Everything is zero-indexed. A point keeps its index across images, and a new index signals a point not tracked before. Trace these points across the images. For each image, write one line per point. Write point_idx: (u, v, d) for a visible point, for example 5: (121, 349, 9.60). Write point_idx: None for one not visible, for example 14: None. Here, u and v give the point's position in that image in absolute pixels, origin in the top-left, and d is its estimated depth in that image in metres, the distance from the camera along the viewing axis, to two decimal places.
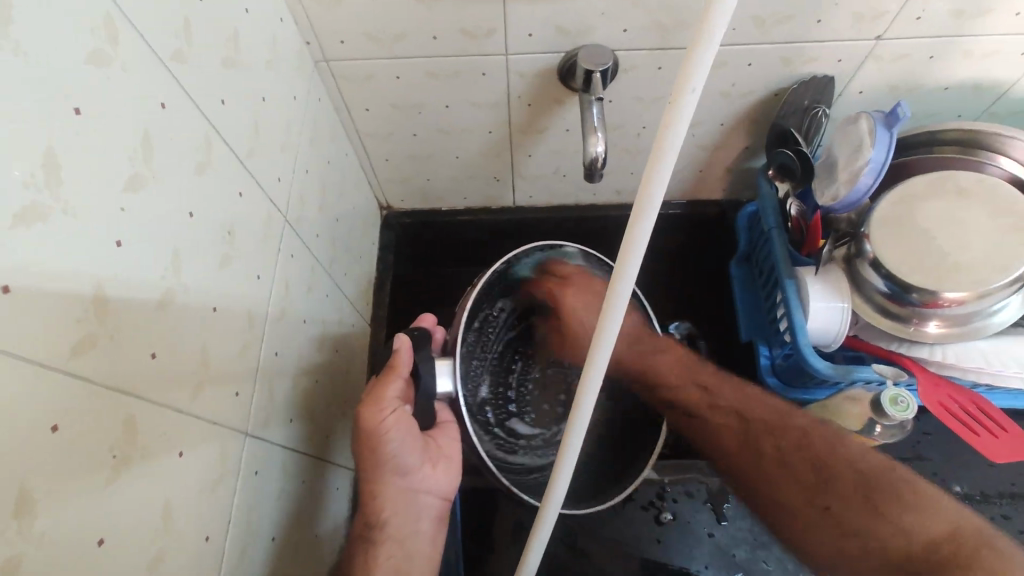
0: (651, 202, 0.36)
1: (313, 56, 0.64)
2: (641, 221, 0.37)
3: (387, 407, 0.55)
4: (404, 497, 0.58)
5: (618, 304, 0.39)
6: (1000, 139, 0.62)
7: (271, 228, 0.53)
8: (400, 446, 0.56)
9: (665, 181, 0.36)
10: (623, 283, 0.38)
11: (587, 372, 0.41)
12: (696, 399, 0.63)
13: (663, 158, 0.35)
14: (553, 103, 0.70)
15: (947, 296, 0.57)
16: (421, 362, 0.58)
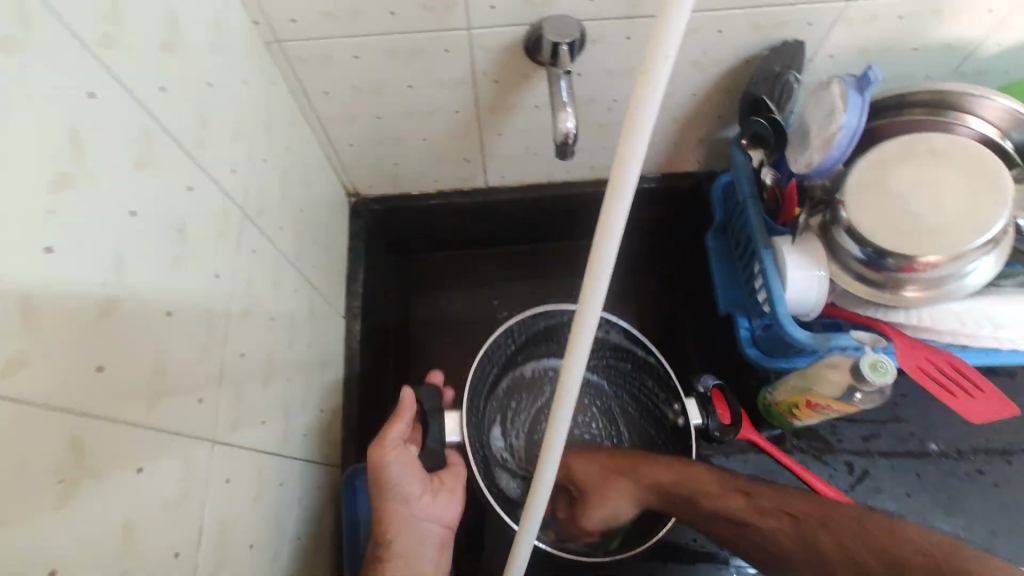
0: (627, 179, 0.36)
1: (263, 38, 0.60)
2: (616, 201, 0.36)
3: (391, 444, 0.64)
4: (411, 527, 0.64)
5: (599, 285, 0.39)
6: (970, 99, 0.61)
7: (228, 223, 0.50)
8: (403, 481, 0.64)
9: (640, 159, 0.36)
10: (602, 263, 0.38)
11: (569, 357, 0.41)
12: (741, 508, 0.59)
13: (636, 133, 0.35)
14: (521, 79, 0.68)
15: (923, 259, 0.57)
16: (430, 414, 0.68)
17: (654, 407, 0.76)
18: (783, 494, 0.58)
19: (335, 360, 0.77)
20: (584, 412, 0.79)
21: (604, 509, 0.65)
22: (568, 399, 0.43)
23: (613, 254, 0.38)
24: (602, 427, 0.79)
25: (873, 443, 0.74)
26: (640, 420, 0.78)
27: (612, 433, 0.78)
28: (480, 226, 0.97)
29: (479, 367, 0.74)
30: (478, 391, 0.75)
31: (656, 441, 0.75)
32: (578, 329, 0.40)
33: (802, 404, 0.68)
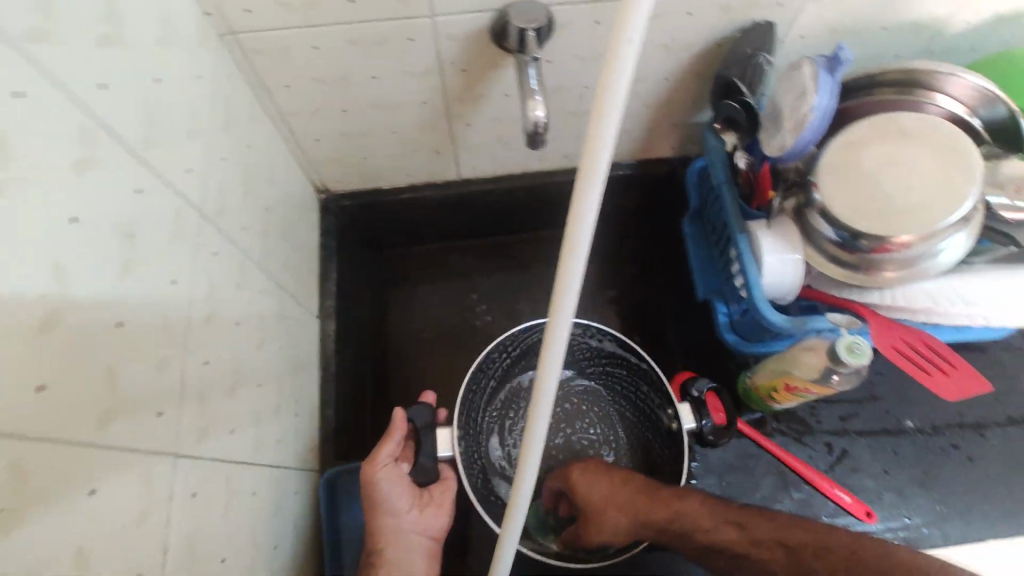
0: (596, 167, 0.35)
1: (216, 29, 0.57)
2: (587, 190, 0.35)
3: (382, 463, 0.64)
4: (400, 539, 0.65)
5: (573, 280, 0.37)
6: (937, 77, 0.61)
7: (184, 226, 0.47)
8: (393, 497, 0.64)
9: (611, 144, 0.34)
10: (575, 257, 0.36)
11: (545, 360, 0.39)
12: (736, 541, 0.57)
13: (604, 119, 0.34)
14: (489, 67, 0.66)
15: (897, 239, 0.57)
16: (421, 431, 0.67)
17: (649, 412, 0.75)
18: (778, 521, 0.57)
19: (310, 361, 0.75)
20: (583, 418, 0.80)
21: (609, 535, 0.61)
22: (546, 401, 0.41)
23: (586, 246, 0.36)
24: (601, 433, 0.79)
25: (850, 422, 0.75)
26: (637, 425, 0.78)
27: (609, 438, 0.79)
28: (455, 218, 0.95)
29: (472, 381, 0.73)
30: (473, 403, 0.74)
31: (651, 446, 0.75)
32: (552, 325, 0.38)
33: (780, 387, 0.68)
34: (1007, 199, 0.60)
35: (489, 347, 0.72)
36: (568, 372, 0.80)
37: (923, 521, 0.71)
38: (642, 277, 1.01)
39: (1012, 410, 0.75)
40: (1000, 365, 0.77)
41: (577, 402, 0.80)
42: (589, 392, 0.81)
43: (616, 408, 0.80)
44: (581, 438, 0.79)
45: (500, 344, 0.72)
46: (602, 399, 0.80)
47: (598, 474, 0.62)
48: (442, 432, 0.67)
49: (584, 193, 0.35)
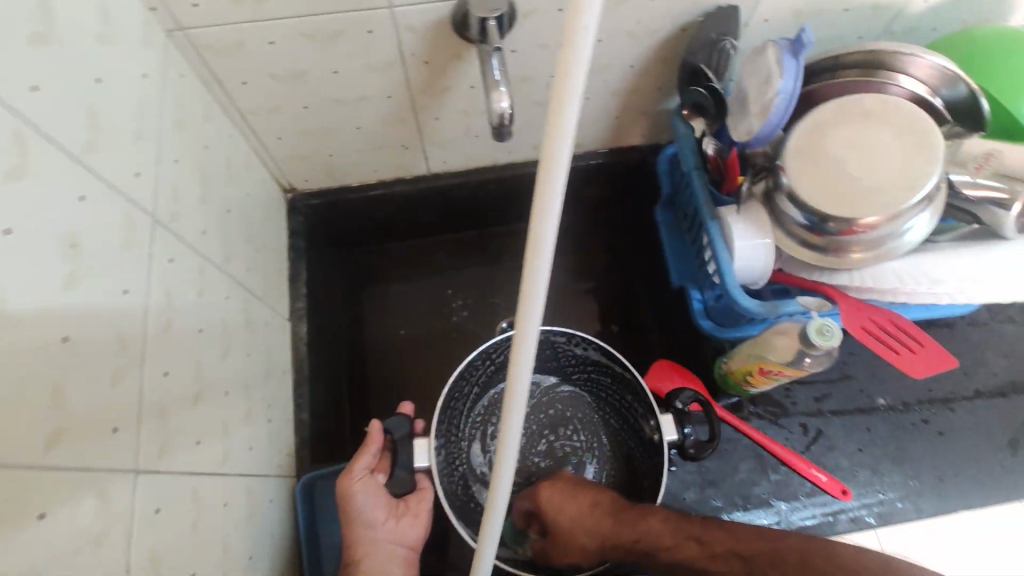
0: (556, 171, 0.34)
1: (164, 25, 0.55)
2: (549, 190, 0.34)
3: (356, 475, 0.65)
4: (378, 550, 0.65)
5: (538, 286, 0.37)
6: (901, 58, 0.61)
7: (135, 232, 0.45)
8: (367, 510, 0.64)
9: (571, 147, 0.33)
10: (540, 260, 0.36)
11: (514, 369, 0.39)
12: (696, 557, 0.55)
13: (563, 121, 0.33)
14: (453, 58, 0.64)
15: (863, 221, 0.57)
16: (398, 441, 0.66)
17: (632, 418, 0.75)
18: (736, 532, 0.54)
19: (283, 365, 0.73)
20: (567, 425, 0.80)
21: (572, 554, 0.61)
22: (518, 408, 0.40)
23: (550, 251, 0.36)
24: (584, 439, 0.79)
25: (825, 402, 0.76)
26: (620, 432, 0.78)
27: (593, 445, 0.79)
28: (427, 214, 0.94)
29: (450, 391, 0.71)
30: (453, 413, 0.74)
31: (633, 453, 0.75)
32: (520, 326, 0.38)
33: (755, 371, 0.68)
34: (969, 177, 0.62)
35: (468, 358, 0.70)
36: (553, 379, 0.80)
37: (896, 496, 0.72)
38: (619, 265, 1.01)
39: (979, 383, 0.77)
40: (967, 339, 0.79)
41: (562, 408, 0.80)
42: (574, 398, 0.81)
43: (600, 415, 0.79)
44: (564, 445, 0.79)
45: (483, 352, 0.71)
46: (587, 406, 0.80)
47: (562, 492, 0.63)
48: (419, 443, 0.66)
49: (547, 191, 0.34)
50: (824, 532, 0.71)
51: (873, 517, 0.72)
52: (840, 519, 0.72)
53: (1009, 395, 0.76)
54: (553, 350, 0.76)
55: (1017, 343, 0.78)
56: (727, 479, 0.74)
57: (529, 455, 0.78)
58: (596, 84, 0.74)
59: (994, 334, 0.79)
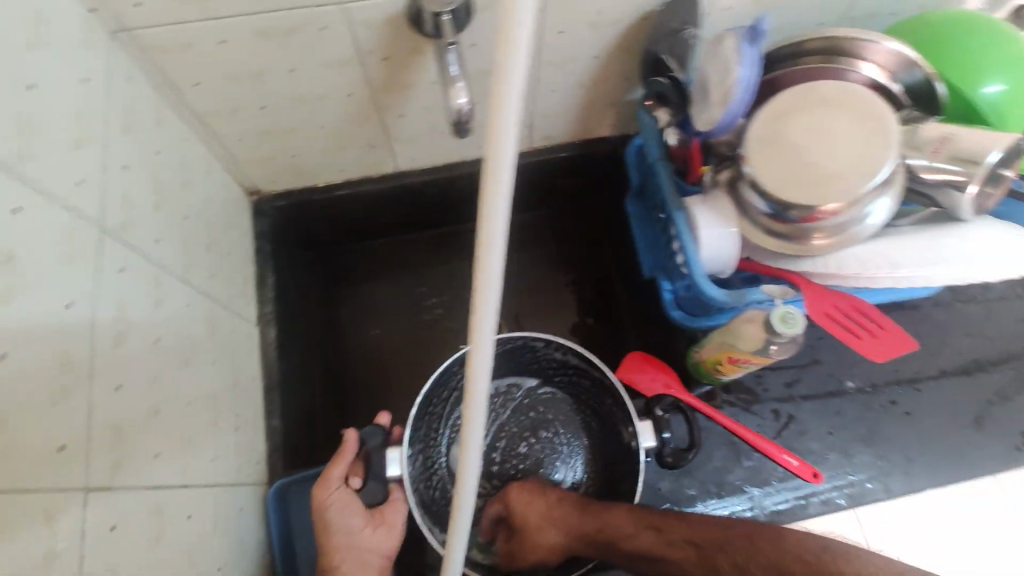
0: (498, 191, 0.36)
1: (107, 26, 0.53)
2: (492, 213, 0.36)
3: (331, 485, 0.64)
4: (355, 558, 0.64)
5: (489, 299, 0.39)
6: (862, 44, 0.61)
7: (78, 245, 0.44)
8: (343, 520, 0.64)
9: (511, 168, 0.35)
10: (489, 274, 0.38)
11: (471, 376, 0.41)
12: (653, 545, 0.60)
13: (500, 145, 0.34)
14: (411, 54, 0.63)
15: (823, 208, 0.57)
16: (373, 451, 0.68)
17: (611, 420, 0.74)
18: (690, 522, 0.61)
19: (253, 371, 0.72)
20: (548, 427, 0.79)
21: (539, 551, 0.64)
22: (477, 411, 0.42)
23: (498, 264, 0.38)
24: (566, 442, 0.79)
25: (796, 387, 0.77)
26: (600, 433, 0.77)
27: (574, 447, 0.78)
28: (397, 212, 0.93)
29: (425, 399, 0.70)
30: (431, 420, 0.74)
31: (612, 454, 0.75)
32: (473, 339, 0.40)
33: (724, 360, 0.69)
34: (926, 161, 0.61)
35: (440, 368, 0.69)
36: (533, 381, 0.80)
37: (865, 477, 0.74)
38: (594, 257, 1.01)
39: (944, 363, 0.78)
40: (932, 320, 0.80)
41: (543, 410, 0.80)
42: (555, 400, 0.80)
43: (580, 416, 0.79)
44: (544, 447, 0.79)
45: (457, 359, 0.70)
46: (569, 408, 0.80)
47: (532, 491, 0.67)
48: (394, 452, 0.66)
49: (489, 209, 0.36)
50: (796, 515, 0.73)
51: (844, 498, 0.73)
52: (812, 502, 0.73)
53: (973, 373, 0.78)
54: (530, 353, 0.76)
55: (981, 322, 0.80)
56: (701, 468, 0.74)
57: (508, 458, 0.78)
58: (560, 75, 0.73)
59: (958, 314, 0.80)
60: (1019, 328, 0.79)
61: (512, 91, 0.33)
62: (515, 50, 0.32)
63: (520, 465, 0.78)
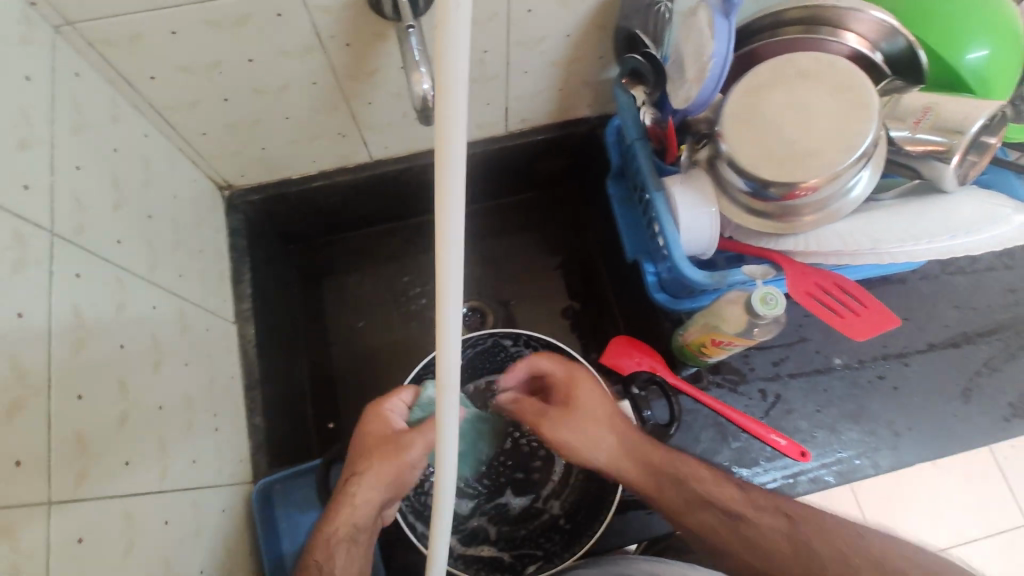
0: (453, 184, 0.33)
1: (48, 20, 0.50)
2: (448, 221, 0.34)
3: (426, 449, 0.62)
4: (372, 525, 0.62)
5: (452, 296, 0.36)
6: (841, 12, 0.59)
7: (26, 251, 0.43)
8: (400, 481, 0.62)
9: (462, 156, 0.32)
10: (450, 272, 0.35)
11: (442, 377, 0.38)
12: (735, 500, 0.57)
13: (451, 133, 0.32)
14: (375, 39, 0.60)
15: (803, 185, 0.56)
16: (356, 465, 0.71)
17: None
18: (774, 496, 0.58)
19: (232, 370, 0.71)
20: None
21: (584, 430, 0.62)
22: (450, 413, 0.40)
23: (459, 261, 0.35)
24: None
25: (782, 366, 0.76)
26: None
27: None
28: (377, 201, 0.91)
29: None
30: None
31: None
32: (440, 346, 0.37)
33: (708, 343, 0.67)
34: (909, 132, 0.60)
35: (415, 372, 0.69)
36: None
37: (854, 453, 0.73)
38: (578, 241, 0.99)
39: (932, 336, 0.77)
40: (919, 293, 0.79)
41: None
42: None
43: None
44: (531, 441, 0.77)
45: (430, 362, 0.70)
46: None
47: (585, 380, 0.65)
48: None
49: (445, 204, 0.33)
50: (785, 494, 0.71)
51: (832, 475, 0.72)
52: (800, 480, 0.72)
53: (961, 345, 0.77)
54: (503, 352, 0.76)
55: (967, 294, 0.79)
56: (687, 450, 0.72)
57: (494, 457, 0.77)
58: (533, 55, 0.71)
59: (944, 286, 0.80)
60: (1007, 298, 0.79)
61: (455, 93, 0.31)
62: (456, 54, 0.30)
63: (507, 461, 0.76)
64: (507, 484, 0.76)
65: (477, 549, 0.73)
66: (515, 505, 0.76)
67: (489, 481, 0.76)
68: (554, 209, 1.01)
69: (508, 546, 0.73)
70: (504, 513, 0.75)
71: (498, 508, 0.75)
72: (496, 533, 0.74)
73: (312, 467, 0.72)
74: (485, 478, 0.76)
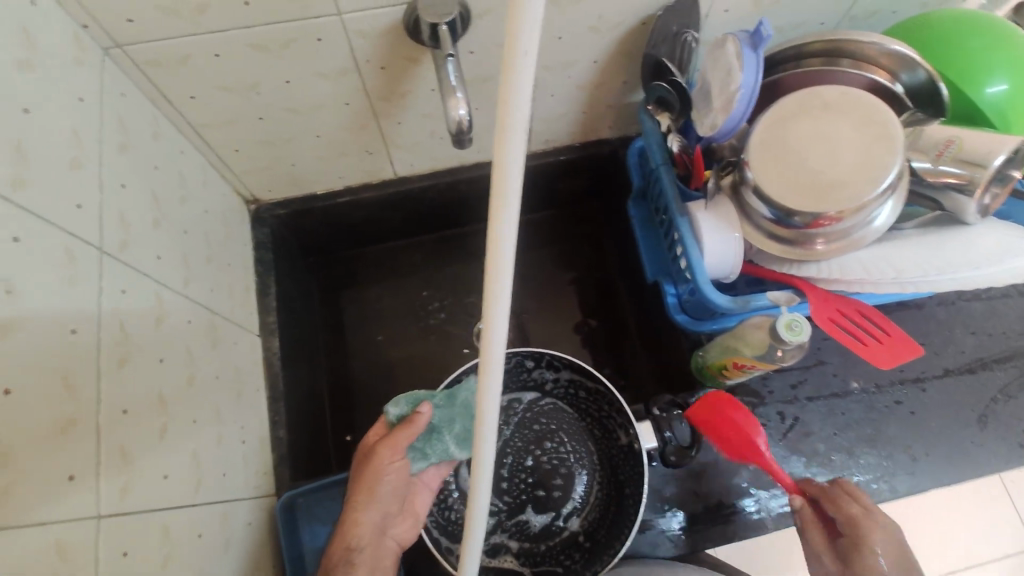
0: (507, 219, 0.34)
1: (99, 42, 0.52)
2: (500, 252, 0.34)
3: (393, 455, 0.59)
4: (374, 542, 0.61)
5: (498, 322, 0.37)
6: (864, 46, 0.60)
7: (77, 268, 0.44)
8: (391, 495, 0.60)
9: (517, 191, 0.33)
10: (499, 300, 0.36)
11: (482, 398, 0.40)
12: None
13: (508, 170, 0.32)
14: (409, 63, 0.62)
15: (827, 215, 0.57)
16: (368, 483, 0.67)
17: (612, 428, 0.74)
18: None
19: (258, 382, 0.71)
20: (553, 438, 0.79)
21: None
22: (488, 432, 0.41)
23: (508, 289, 0.36)
24: (571, 450, 0.78)
25: (800, 388, 0.77)
26: (604, 440, 0.76)
27: (581, 456, 0.78)
28: (399, 216, 0.92)
29: None
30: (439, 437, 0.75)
31: (616, 462, 0.74)
32: (483, 364, 0.38)
33: (730, 365, 0.68)
34: (931, 164, 0.61)
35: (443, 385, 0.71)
36: (532, 394, 0.80)
37: (871, 477, 0.73)
38: (597, 259, 1.00)
39: (948, 362, 0.78)
40: (935, 318, 0.80)
41: (546, 422, 0.79)
42: (557, 411, 0.79)
43: (584, 424, 0.78)
44: (552, 458, 0.78)
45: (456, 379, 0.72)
46: (570, 418, 0.79)
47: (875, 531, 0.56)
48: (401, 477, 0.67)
49: (498, 237, 0.34)
50: None
51: None
52: None
53: (977, 371, 0.78)
54: (525, 370, 0.77)
55: (982, 320, 0.80)
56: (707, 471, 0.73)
57: (515, 473, 0.77)
58: (560, 79, 0.72)
59: (961, 311, 0.81)
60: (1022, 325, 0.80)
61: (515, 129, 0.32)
62: (519, 98, 0.31)
63: (528, 479, 0.77)
64: (528, 501, 0.77)
65: (499, 561, 0.74)
66: (535, 522, 0.76)
67: (509, 498, 0.77)
68: (573, 227, 1.02)
69: (528, 562, 0.74)
70: (525, 530, 0.76)
71: (518, 525, 0.76)
72: (517, 547, 0.75)
73: (337, 481, 0.72)
74: (506, 495, 0.77)
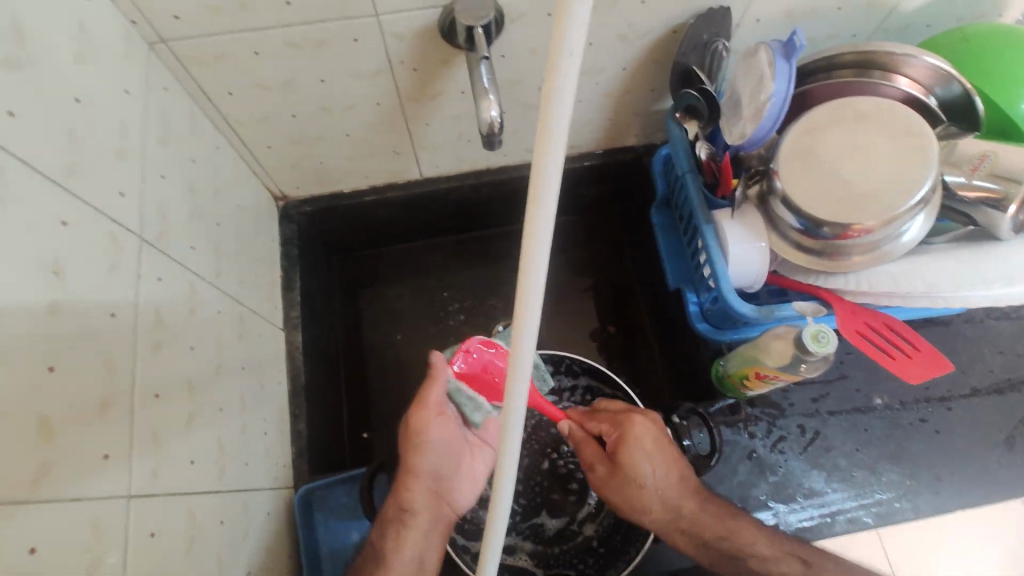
0: (542, 220, 0.34)
1: (146, 37, 0.54)
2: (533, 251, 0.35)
3: (433, 413, 0.64)
4: (430, 507, 0.65)
5: (529, 323, 0.37)
6: (897, 58, 0.60)
7: (120, 256, 0.45)
8: (438, 451, 0.65)
9: (553, 192, 0.33)
10: (530, 301, 0.36)
11: (509, 398, 0.40)
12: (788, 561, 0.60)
13: (546, 170, 0.32)
14: (441, 65, 0.63)
15: (858, 226, 0.56)
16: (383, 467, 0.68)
17: None
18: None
19: (279, 376, 0.72)
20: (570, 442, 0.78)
21: (636, 471, 0.61)
22: (514, 431, 0.41)
23: (540, 289, 0.36)
24: None
25: (822, 403, 0.76)
26: None
27: None
28: (421, 216, 0.93)
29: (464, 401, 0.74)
30: None
31: None
32: (512, 365, 0.38)
33: (751, 375, 0.67)
34: (965, 178, 0.62)
35: None
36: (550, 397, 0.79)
37: (893, 496, 0.72)
38: (616, 266, 1.01)
39: (976, 381, 0.76)
40: (962, 336, 0.79)
41: None
42: None
43: None
44: (568, 462, 0.78)
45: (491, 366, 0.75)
46: None
47: (649, 431, 0.62)
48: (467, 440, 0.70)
49: (533, 238, 0.34)
50: (821, 533, 0.71)
51: (870, 517, 0.72)
52: (837, 519, 0.72)
53: (1005, 392, 0.76)
54: None
55: (1011, 339, 0.79)
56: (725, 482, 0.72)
57: (531, 476, 0.77)
58: (589, 85, 0.73)
59: (989, 331, 0.79)
60: None
61: (554, 133, 0.32)
62: (561, 97, 0.31)
63: (543, 482, 0.77)
64: (544, 504, 0.76)
65: (513, 560, 0.74)
66: (550, 525, 0.76)
67: (525, 500, 0.77)
68: (593, 233, 1.02)
69: (542, 564, 0.74)
70: (539, 533, 0.75)
71: (534, 527, 0.76)
72: (531, 549, 0.75)
73: (353, 476, 0.73)
74: (522, 497, 0.76)
